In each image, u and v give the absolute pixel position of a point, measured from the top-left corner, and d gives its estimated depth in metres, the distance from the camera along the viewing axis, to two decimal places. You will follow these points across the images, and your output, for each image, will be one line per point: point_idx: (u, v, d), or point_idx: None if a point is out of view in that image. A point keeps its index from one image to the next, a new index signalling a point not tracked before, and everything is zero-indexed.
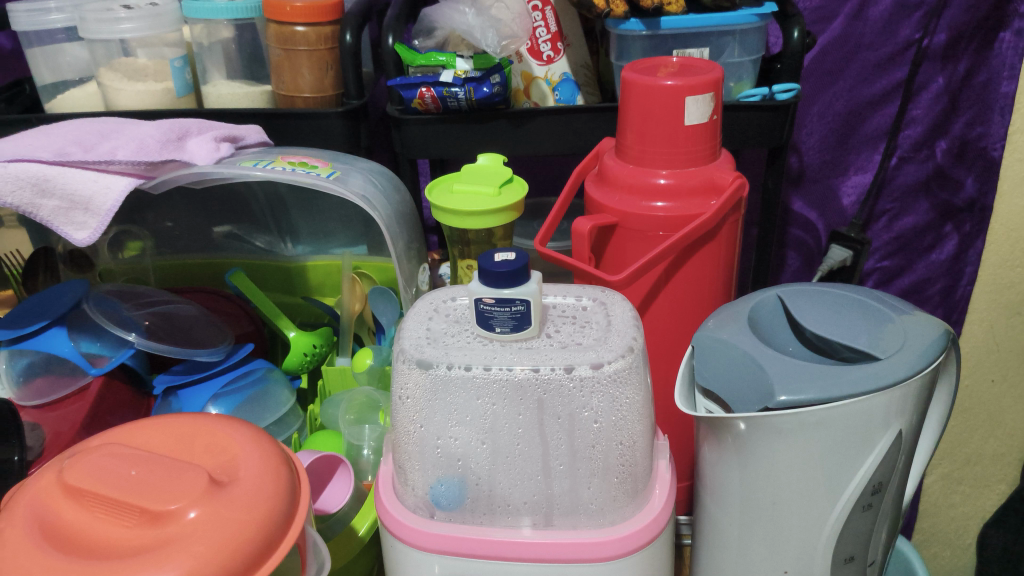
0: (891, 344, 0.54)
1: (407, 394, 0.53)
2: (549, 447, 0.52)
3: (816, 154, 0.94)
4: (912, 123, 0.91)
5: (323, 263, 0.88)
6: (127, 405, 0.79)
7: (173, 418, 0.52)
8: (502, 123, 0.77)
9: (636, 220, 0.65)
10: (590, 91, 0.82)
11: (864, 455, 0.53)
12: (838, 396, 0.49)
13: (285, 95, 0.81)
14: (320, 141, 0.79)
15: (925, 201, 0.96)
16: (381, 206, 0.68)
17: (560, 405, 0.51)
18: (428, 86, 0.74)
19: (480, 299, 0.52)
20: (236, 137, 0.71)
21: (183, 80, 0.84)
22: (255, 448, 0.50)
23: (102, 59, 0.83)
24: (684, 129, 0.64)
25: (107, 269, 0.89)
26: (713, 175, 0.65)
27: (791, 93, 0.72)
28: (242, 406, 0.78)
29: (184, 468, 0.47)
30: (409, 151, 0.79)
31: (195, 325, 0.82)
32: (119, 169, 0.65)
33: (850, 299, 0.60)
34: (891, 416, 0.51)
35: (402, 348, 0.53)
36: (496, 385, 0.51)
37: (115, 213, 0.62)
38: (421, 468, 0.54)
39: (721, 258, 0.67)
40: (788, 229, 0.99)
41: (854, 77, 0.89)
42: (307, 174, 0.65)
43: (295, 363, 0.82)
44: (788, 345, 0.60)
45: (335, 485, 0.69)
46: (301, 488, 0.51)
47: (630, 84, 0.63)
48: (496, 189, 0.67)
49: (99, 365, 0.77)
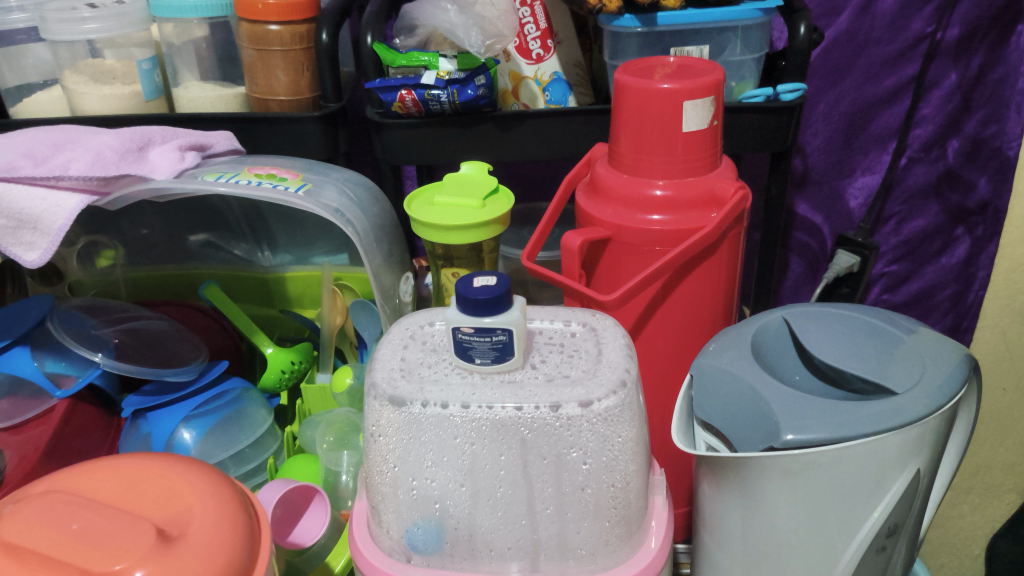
0: (906, 376, 0.50)
1: (379, 433, 0.48)
2: (535, 490, 0.47)
3: (821, 155, 0.89)
4: (923, 121, 0.87)
5: (304, 274, 0.83)
6: (96, 429, 0.74)
7: (118, 459, 0.48)
8: (487, 128, 0.72)
9: (630, 234, 0.61)
10: (581, 91, 0.77)
11: (878, 497, 0.48)
12: (851, 436, 0.45)
13: (259, 98, 0.76)
14: (298, 148, 0.74)
15: (935, 204, 0.91)
16: (357, 222, 0.64)
17: (546, 444, 0.47)
18: (409, 88, 0.69)
19: (458, 329, 0.48)
20: (203, 145, 0.67)
21: (151, 83, 0.78)
22: (208, 493, 0.46)
23: (66, 60, 0.78)
24: (682, 135, 0.59)
25: (76, 280, 0.84)
26: (714, 186, 0.60)
27: (797, 92, 0.67)
28: (215, 429, 0.73)
29: (128, 519, 0.43)
30: (392, 157, 0.74)
31: (168, 342, 0.77)
32: (70, 185, 0.60)
33: (862, 322, 0.56)
34: (907, 456, 0.47)
35: (374, 382, 0.48)
36: (476, 423, 0.47)
37: (64, 233, 0.58)
38: (395, 512, 0.49)
39: (722, 274, 0.62)
40: (792, 233, 0.94)
41: (863, 74, 0.84)
42: (275, 187, 0.60)
43: (272, 382, 0.78)
44: (794, 373, 0.56)
45: (309, 516, 0.65)
46: (260, 537, 0.47)
47: (624, 88, 0.59)
48: (480, 202, 0.63)
49: (64, 387, 0.72)
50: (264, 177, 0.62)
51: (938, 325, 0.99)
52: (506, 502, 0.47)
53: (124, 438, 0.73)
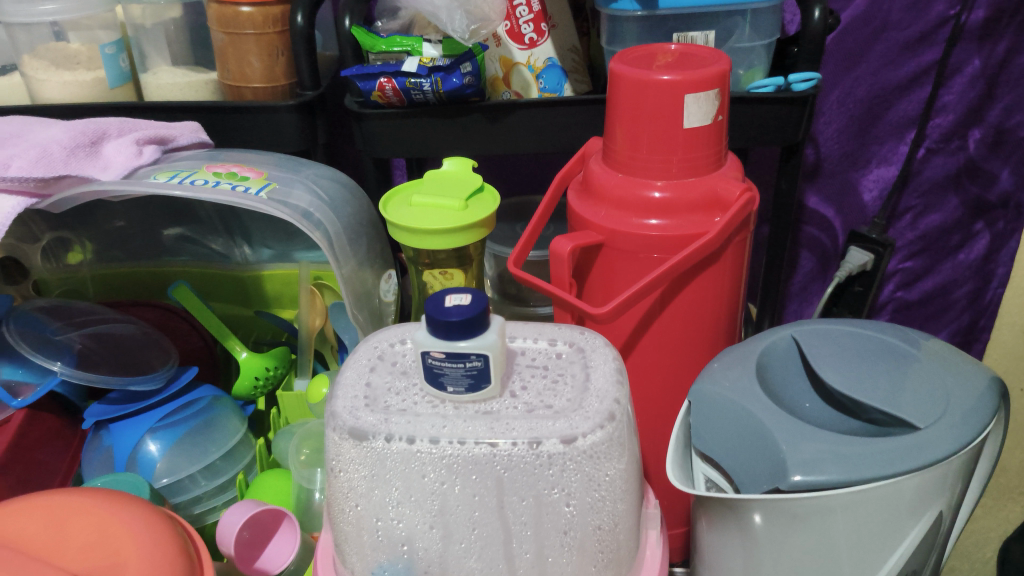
0: (927, 408, 0.46)
1: (341, 468, 0.44)
2: (512, 533, 0.42)
3: (833, 145, 0.83)
4: (942, 110, 0.80)
5: (282, 272, 0.76)
6: (56, 440, 0.67)
7: (48, 496, 0.43)
8: (475, 119, 0.64)
9: (625, 239, 0.56)
10: (578, 79, 0.70)
11: (897, 541, 0.44)
12: (867, 478, 0.41)
13: (231, 86, 0.68)
14: (272, 140, 0.67)
15: (955, 197, 0.85)
16: (330, 224, 0.61)
17: (524, 485, 0.42)
18: (388, 76, 0.61)
19: (428, 353, 0.43)
20: (166, 138, 0.63)
21: (117, 69, 0.70)
22: (145, 538, 0.42)
23: (24, 44, 0.70)
24: (683, 132, 0.53)
25: (41, 278, 0.77)
26: (717, 188, 0.55)
27: (810, 82, 0.61)
28: (183, 443, 0.66)
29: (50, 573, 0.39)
30: (372, 148, 0.66)
31: (135, 348, 0.72)
32: (7, 186, 0.58)
33: (879, 342, 0.52)
34: (928, 498, 0.43)
35: (335, 412, 0.44)
36: (446, 460, 0.42)
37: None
38: (359, 554, 0.45)
39: (725, 284, 0.58)
40: (802, 227, 0.89)
41: (880, 60, 0.78)
42: (234, 189, 0.58)
43: (245, 390, 0.72)
44: (804, 400, 0.52)
45: (278, 540, 0.59)
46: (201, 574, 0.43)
47: (620, 78, 0.53)
48: (463, 203, 0.59)
49: (22, 396, 0.65)
50: (224, 176, 0.60)
51: (954, 323, 0.94)
52: (478, 548, 0.42)
53: (86, 453, 0.67)
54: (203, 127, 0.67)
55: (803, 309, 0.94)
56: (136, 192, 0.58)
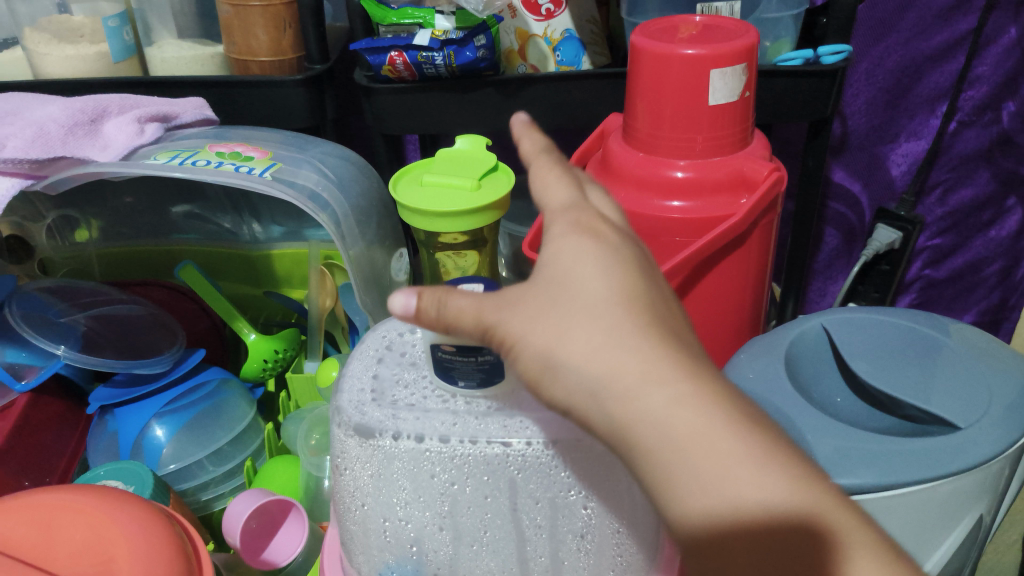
0: (965, 405, 0.44)
1: (345, 467, 0.42)
2: (526, 536, 0.41)
3: (862, 118, 0.80)
4: (976, 82, 0.76)
5: (292, 251, 0.74)
6: (63, 421, 0.66)
7: (44, 497, 0.44)
8: (488, 93, 0.61)
9: (645, 222, 0.54)
10: (597, 51, 0.66)
11: (935, 543, 0.43)
12: (903, 482, 0.39)
13: (238, 59, 0.64)
14: (281, 117, 0.64)
15: (986, 171, 0.82)
16: (337, 205, 0.59)
17: (538, 486, 0.40)
18: (399, 49, 0.58)
19: (438, 347, 0.41)
20: (169, 115, 0.61)
21: (121, 43, 0.66)
22: (142, 541, 0.42)
23: (25, 18, 0.67)
24: (708, 109, 0.51)
25: (47, 258, 0.74)
26: (744, 168, 0.53)
27: (840, 55, 0.58)
28: (190, 428, 0.64)
29: None
30: (383, 125, 0.63)
31: (142, 329, 0.69)
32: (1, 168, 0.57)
33: (908, 333, 0.50)
34: (966, 501, 0.41)
35: (341, 407, 0.42)
36: (458, 461, 0.40)
37: None
38: (366, 555, 0.43)
39: (751, 265, 0.55)
40: (827, 203, 0.86)
41: (911, 30, 0.74)
42: (238, 170, 0.56)
43: (253, 372, 0.70)
44: (836, 394, 0.51)
45: (287, 528, 0.57)
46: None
47: (640, 52, 0.51)
48: (476, 183, 0.57)
49: (26, 379, 0.63)
50: (228, 156, 0.58)
51: (983, 301, 0.90)
52: (492, 550, 0.41)
53: (91, 436, 0.65)
54: (209, 103, 0.65)
55: (828, 287, 0.92)
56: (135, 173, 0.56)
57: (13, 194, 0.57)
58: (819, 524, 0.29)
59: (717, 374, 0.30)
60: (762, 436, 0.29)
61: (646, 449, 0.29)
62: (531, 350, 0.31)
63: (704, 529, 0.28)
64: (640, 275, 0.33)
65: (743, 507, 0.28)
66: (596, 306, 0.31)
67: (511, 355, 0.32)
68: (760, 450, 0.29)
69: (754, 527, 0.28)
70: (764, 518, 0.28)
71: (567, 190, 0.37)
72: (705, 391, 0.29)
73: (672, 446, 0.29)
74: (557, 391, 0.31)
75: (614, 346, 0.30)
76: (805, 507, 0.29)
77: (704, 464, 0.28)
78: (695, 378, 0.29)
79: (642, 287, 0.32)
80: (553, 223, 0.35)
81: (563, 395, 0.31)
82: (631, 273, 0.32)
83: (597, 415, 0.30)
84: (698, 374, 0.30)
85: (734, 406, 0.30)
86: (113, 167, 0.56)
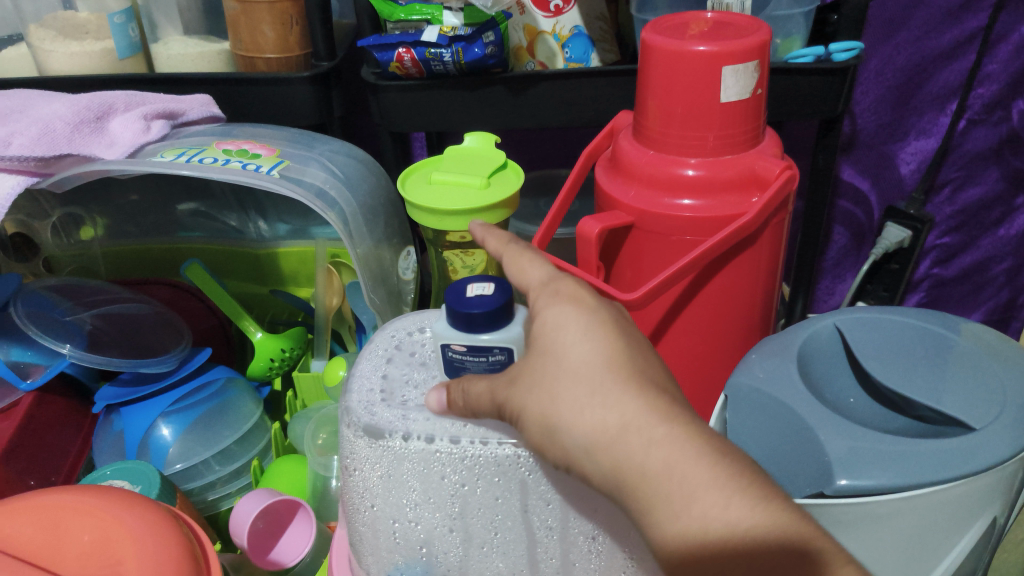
0: (981, 405, 0.43)
1: (354, 466, 0.42)
2: (537, 538, 0.41)
3: (871, 116, 0.79)
4: (986, 79, 0.76)
5: (298, 249, 0.73)
6: (68, 420, 0.65)
7: (51, 497, 0.44)
8: (497, 91, 0.61)
9: (655, 220, 0.53)
10: (606, 48, 0.65)
11: (949, 546, 0.42)
12: (918, 484, 0.39)
13: (244, 57, 0.64)
14: (288, 114, 0.63)
15: (996, 169, 0.81)
16: (345, 203, 0.59)
17: (549, 487, 0.40)
18: (407, 46, 0.58)
19: (449, 346, 0.41)
20: (175, 112, 0.61)
21: (126, 39, 0.66)
22: (149, 543, 0.42)
23: (31, 15, 0.66)
24: (719, 106, 0.50)
25: (52, 256, 0.73)
26: (755, 166, 0.52)
27: (852, 52, 0.58)
28: (196, 427, 0.63)
29: None
30: (391, 123, 0.62)
31: (149, 328, 0.69)
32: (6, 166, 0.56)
33: (920, 333, 0.49)
34: (980, 504, 0.41)
35: (350, 407, 0.42)
36: (468, 463, 0.40)
37: None
38: (375, 556, 0.43)
39: (763, 264, 0.54)
40: (835, 201, 0.85)
41: (921, 27, 0.74)
42: (245, 167, 0.56)
43: (260, 371, 0.70)
44: (849, 395, 0.50)
45: (293, 529, 0.57)
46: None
47: (651, 49, 0.50)
48: (485, 181, 0.57)
49: (32, 377, 0.63)
50: (235, 154, 0.58)
51: (992, 300, 0.90)
52: (503, 549, 0.41)
53: (97, 435, 0.65)
54: (216, 101, 0.64)
55: (836, 285, 0.91)
56: (142, 171, 0.56)
57: (17, 192, 0.56)
58: (791, 544, 0.32)
59: (691, 415, 0.36)
60: (732, 466, 0.34)
61: (633, 490, 0.35)
62: (531, 416, 0.37)
63: (684, 555, 0.33)
64: (625, 336, 0.38)
65: (715, 532, 0.33)
66: (583, 372, 0.37)
67: (514, 418, 0.38)
68: (728, 480, 0.34)
69: (726, 549, 0.33)
70: (735, 539, 0.33)
71: (545, 266, 0.43)
72: (677, 432, 0.35)
73: (659, 468, 0.34)
74: (558, 448, 0.37)
75: (599, 405, 0.36)
76: (776, 528, 0.33)
77: (679, 498, 0.34)
78: (669, 421, 0.35)
79: (625, 347, 0.38)
80: (537, 298, 0.41)
81: (564, 452, 0.37)
82: (613, 335, 0.38)
83: (591, 469, 0.36)
84: (672, 418, 0.35)
85: (706, 441, 0.35)
86: (120, 165, 0.55)
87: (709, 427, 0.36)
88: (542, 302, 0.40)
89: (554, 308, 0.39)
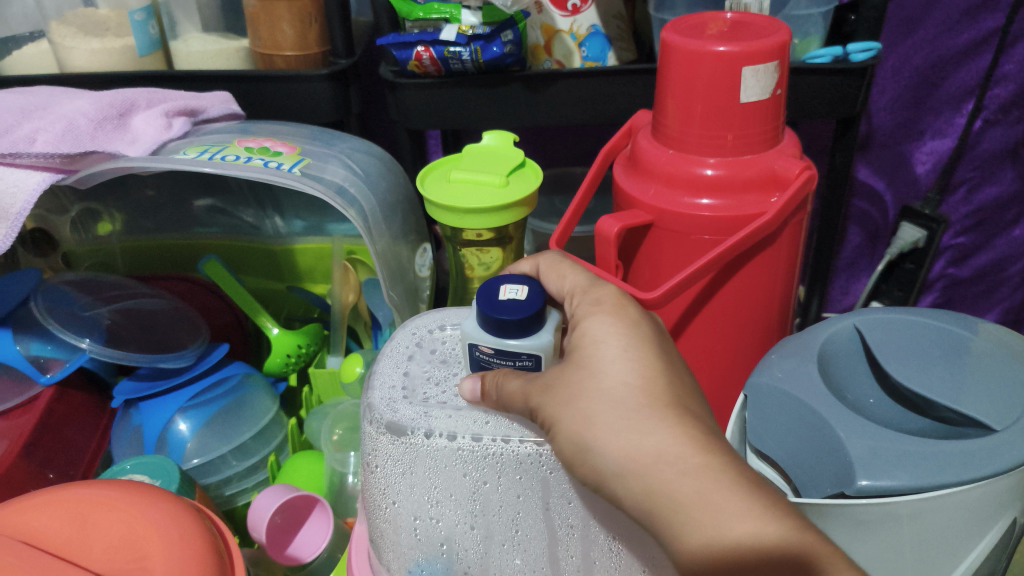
0: (1003, 406, 0.44)
1: (376, 463, 0.43)
2: (558, 536, 0.41)
3: (886, 116, 0.79)
4: (1002, 80, 0.75)
5: (314, 246, 0.73)
6: (87, 413, 0.66)
7: (79, 491, 0.44)
8: (514, 89, 0.61)
9: (675, 219, 0.53)
10: (624, 47, 0.65)
11: (969, 547, 0.42)
12: (937, 484, 0.39)
13: (263, 54, 0.64)
14: (306, 111, 0.64)
15: (1012, 170, 0.81)
16: (364, 201, 0.59)
17: (571, 485, 0.40)
18: (426, 44, 0.58)
19: (477, 347, 0.41)
20: (195, 109, 0.62)
21: (146, 36, 0.66)
22: (175, 540, 0.42)
23: (52, 11, 0.66)
24: (739, 106, 0.50)
25: (70, 251, 0.74)
26: (775, 166, 0.52)
27: (870, 52, 0.57)
28: (214, 421, 0.64)
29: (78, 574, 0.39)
30: (409, 121, 0.62)
31: (167, 323, 0.70)
32: (29, 162, 0.56)
33: (940, 336, 0.49)
34: (999, 505, 0.41)
35: (373, 404, 0.43)
36: (490, 459, 0.41)
37: (24, 214, 0.54)
38: (395, 552, 0.43)
39: (781, 265, 0.55)
40: (851, 200, 0.85)
41: (938, 27, 0.73)
42: (266, 165, 0.56)
43: (277, 367, 0.70)
44: (869, 396, 0.51)
45: (310, 526, 0.57)
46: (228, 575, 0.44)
47: (671, 48, 0.50)
48: (503, 179, 0.57)
49: (51, 372, 0.63)
50: (257, 151, 0.58)
51: (1007, 300, 0.89)
52: (524, 548, 0.42)
53: (116, 428, 0.65)
54: (235, 98, 0.64)
55: (851, 285, 0.91)
56: (164, 167, 0.56)
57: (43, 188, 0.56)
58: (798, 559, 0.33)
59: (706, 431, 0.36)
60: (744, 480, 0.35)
61: (646, 503, 0.35)
62: (556, 426, 0.38)
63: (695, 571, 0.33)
64: (647, 354, 0.39)
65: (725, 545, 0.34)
66: (607, 390, 0.38)
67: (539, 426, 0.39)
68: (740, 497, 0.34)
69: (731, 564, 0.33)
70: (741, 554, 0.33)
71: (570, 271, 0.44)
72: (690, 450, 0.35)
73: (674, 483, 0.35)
74: (578, 461, 0.38)
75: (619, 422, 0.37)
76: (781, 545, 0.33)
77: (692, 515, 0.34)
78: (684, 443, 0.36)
79: (647, 366, 0.39)
80: (574, 306, 0.42)
81: (582, 463, 0.38)
82: (635, 351, 0.39)
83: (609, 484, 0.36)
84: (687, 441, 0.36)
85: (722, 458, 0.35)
86: (143, 163, 0.56)
87: (725, 444, 0.36)
88: (579, 313, 0.42)
89: (590, 321, 0.40)
